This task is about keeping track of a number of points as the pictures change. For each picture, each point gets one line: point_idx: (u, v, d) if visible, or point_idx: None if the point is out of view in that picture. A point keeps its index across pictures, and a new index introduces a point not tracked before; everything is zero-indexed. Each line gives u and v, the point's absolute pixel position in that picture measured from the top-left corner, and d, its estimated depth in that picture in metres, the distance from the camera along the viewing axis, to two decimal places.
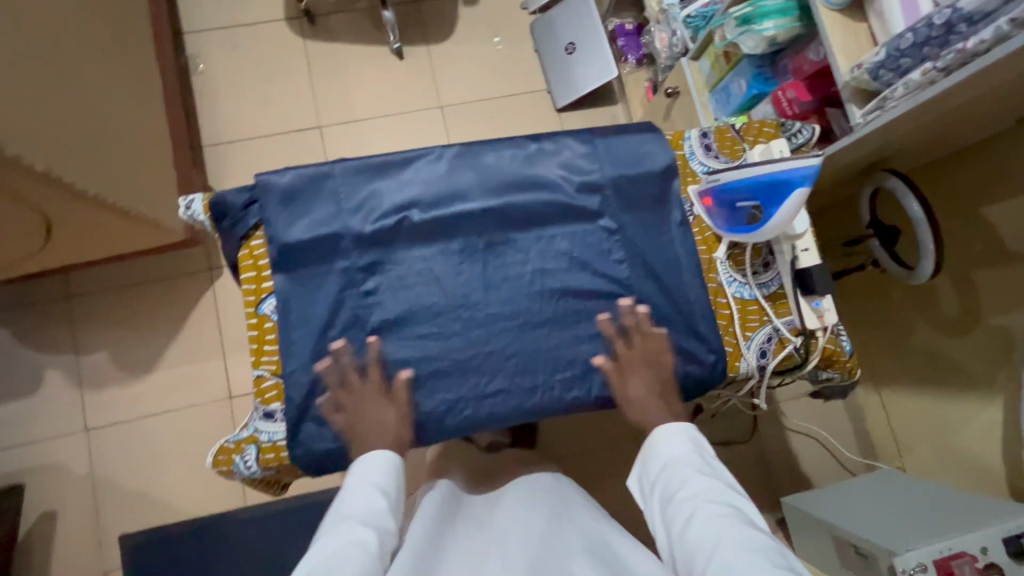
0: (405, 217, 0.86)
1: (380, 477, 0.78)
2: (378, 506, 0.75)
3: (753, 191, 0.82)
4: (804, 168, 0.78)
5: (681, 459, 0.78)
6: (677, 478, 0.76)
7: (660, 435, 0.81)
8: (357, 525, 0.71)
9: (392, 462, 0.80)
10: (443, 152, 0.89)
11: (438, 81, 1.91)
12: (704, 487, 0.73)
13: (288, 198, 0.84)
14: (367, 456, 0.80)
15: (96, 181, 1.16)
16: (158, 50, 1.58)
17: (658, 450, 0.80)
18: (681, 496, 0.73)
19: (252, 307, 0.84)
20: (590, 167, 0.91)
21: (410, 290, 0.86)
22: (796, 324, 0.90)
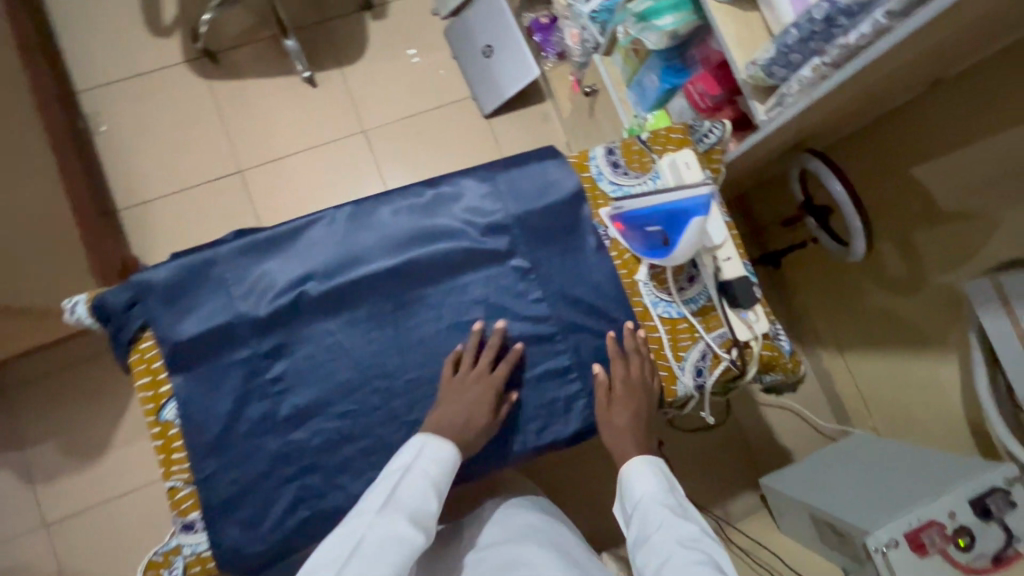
0: (303, 292, 0.81)
1: (438, 468, 0.73)
2: (429, 503, 0.70)
3: (654, 217, 0.79)
4: (698, 197, 0.73)
5: (656, 496, 0.75)
6: (653, 516, 0.73)
7: (631, 468, 0.79)
8: (412, 518, 0.68)
9: (451, 463, 0.74)
10: (335, 215, 0.84)
11: (358, 103, 1.81)
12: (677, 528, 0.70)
13: (172, 294, 0.78)
14: (433, 441, 0.75)
15: None
16: (47, 119, 1.46)
17: (632, 485, 0.78)
18: (656, 536, 0.70)
19: (153, 415, 0.78)
20: (494, 207, 0.86)
21: (322, 369, 0.81)
22: (728, 337, 0.87)
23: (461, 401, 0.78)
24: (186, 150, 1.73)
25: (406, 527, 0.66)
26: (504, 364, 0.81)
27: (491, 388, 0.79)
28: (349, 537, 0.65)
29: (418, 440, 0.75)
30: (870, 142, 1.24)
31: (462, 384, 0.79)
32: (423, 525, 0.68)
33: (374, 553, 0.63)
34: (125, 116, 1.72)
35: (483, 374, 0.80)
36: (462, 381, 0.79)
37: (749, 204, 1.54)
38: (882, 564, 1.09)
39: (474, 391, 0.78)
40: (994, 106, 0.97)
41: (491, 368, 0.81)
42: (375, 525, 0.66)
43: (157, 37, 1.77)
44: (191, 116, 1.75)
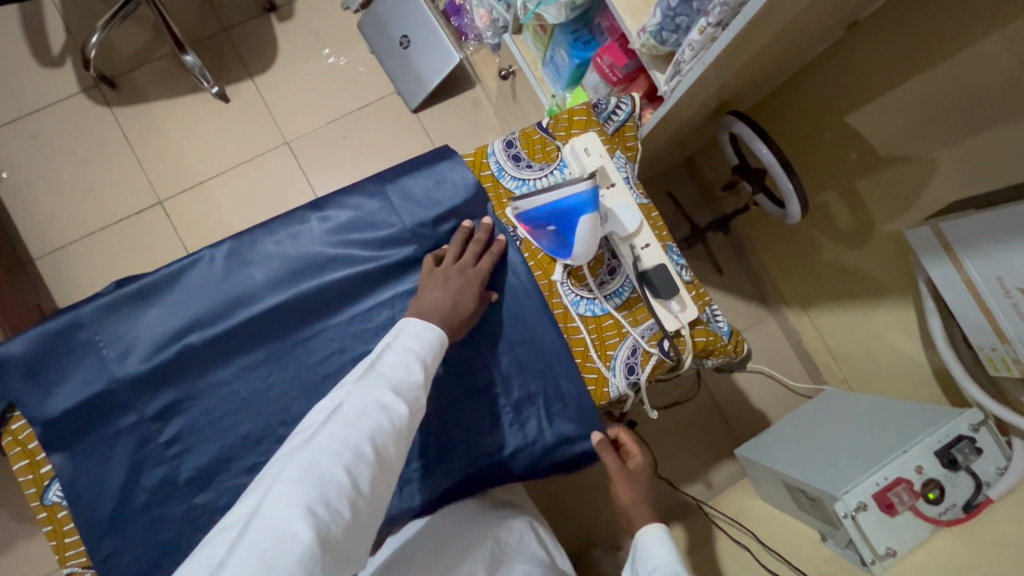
0: (186, 344, 0.74)
1: (421, 344, 0.67)
2: (414, 377, 0.64)
3: (545, 217, 0.73)
4: (578, 194, 0.69)
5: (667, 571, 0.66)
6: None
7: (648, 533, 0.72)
8: (397, 385, 0.62)
9: (437, 341, 0.69)
10: (212, 254, 0.76)
11: (275, 113, 1.70)
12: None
13: (35, 367, 0.71)
14: (416, 321, 0.70)
15: None
16: None
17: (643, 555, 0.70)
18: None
19: (37, 500, 0.72)
20: (387, 221, 0.79)
21: (218, 423, 0.74)
22: (657, 328, 0.81)
23: (444, 287, 0.74)
24: (96, 187, 1.62)
25: (387, 395, 0.60)
26: (488, 257, 0.79)
27: (474, 279, 0.76)
28: (325, 409, 0.60)
29: (401, 321, 0.70)
30: (800, 95, 1.18)
31: (444, 274, 0.75)
32: (408, 395, 0.62)
33: (350, 417, 0.57)
34: (26, 159, 1.61)
35: (465, 267, 0.77)
36: (444, 273, 0.75)
37: (694, 169, 1.47)
38: (852, 529, 1.01)
39: (459, 278, 0.75)
40: (918, 39, 0.90)
41: (475, 262, 0.78)
42: (353, 394, 0.60)
43: (49, 68, 1.64)
44: (98, 149, 1.63)
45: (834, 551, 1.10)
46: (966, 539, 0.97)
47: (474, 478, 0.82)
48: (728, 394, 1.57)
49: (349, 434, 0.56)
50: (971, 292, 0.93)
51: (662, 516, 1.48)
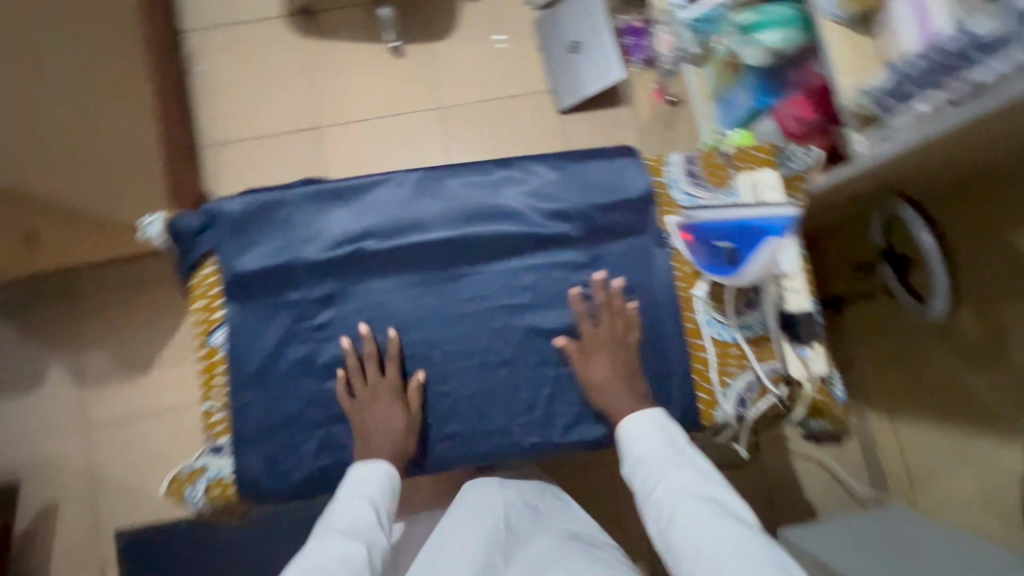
0: (361, 247, 0.82)
1: (393, 493, 0.76)
2: (366, 520, 0.72)
3: (729, 234, 0.76)
4: (774, 219, 0.74)
5: (662, 451, 0.75)
6: (655, 475, 0.73)
7: (628, 426, 0.77)
8: (375, 527, 0.72)
9: (389, 481, 0.76)
10: (404, 178, 0.84)
11: (438, 80, 1.83)
12: (673, 480, 0.71)
13: (241, 227, 0.82)
14: (359, 466, 0.77)
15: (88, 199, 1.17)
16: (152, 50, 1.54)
17: (630, 442, 0.77)
18: (661, 496, 0.71)
19: (202, 338, 0.82)
20: (560, 195, 0.84)
21: (364, 324, 0.82)
22: (780, 371, 0.82)
23: (602, 361, 0.80)
24: (269, 100, 1.80)
25: (341, 542, 0.69)
26: (393, 363, 0.80)
27: (389, 395, 0.78)
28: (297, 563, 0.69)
29: (349, 470, 0.77)
30: None
31: (369, 401, 0.78)
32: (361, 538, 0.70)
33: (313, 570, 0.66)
34: (221, 59, 1.81)
35: (385, 386, 0.78)
36: (369, 396, 0.78)
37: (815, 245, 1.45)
38: None
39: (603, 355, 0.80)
40: None
41: (379, 374, 0.79)
42: (317, 545, 0.69)
43: None
44: (281, 69, 1.81)
45: None
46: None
47: (559, 453, 0.83)
48: (784, 473, 1.53)
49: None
50: None
51: None
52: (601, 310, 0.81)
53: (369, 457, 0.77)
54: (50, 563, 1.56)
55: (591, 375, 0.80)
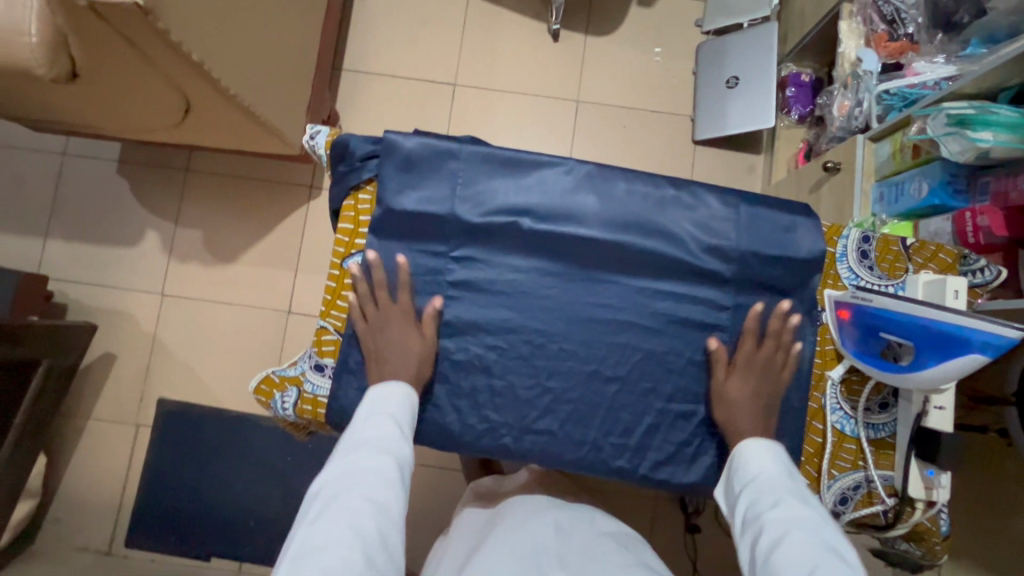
0: (515, 222, 0.80)
1: (410, 410, 0.75)
2: (391, 434, 0.71)
3: (912, 331, 0.69)
4: (993, 335, 0.64)
5: (780, 478, 0.69)
6: (768, 498, 0.67)
7: (748, 447, 0.73)
8: (396, 438, 0.72)
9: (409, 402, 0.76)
10: (575, 167, 0.82)
11: (584, 73, 1.80)
12: (786, 505, 0.65)
13: (408, 164, 0.81)
14: (381, 386, 0.76)
15: (250, 90, 1.21)
16: None
17: (746, 462, 0.72)
18: (768, 518, 0.64)
19: (338, 259, 0.83)
20: (725, 232, 0.81)
21: (494, 297, 0.81)
22: (893, 483, 0.77)
23: (745, 379, 0.77)
24: (420, 44, 1.81)
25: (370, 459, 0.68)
26: (404, 292, 0.79)
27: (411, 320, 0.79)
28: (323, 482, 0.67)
29: (369, 390, 0.76)
30: None
31: (384, 322, 0.79)
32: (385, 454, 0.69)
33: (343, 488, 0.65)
34: None
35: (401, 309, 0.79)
36: (382, 319, 0.79)
37: None
38: None
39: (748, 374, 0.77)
40: None
41: (392, 300, 0.80)
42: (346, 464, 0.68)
43: None
44: (440, 18, 1.82)
45: None
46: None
47: (641, 485, 0.80)
48: None
49: (384, 502, 0.66)
50: None
51: None
52: (769, 336, 0.79)
53: (382, 381, 0.77)
54: (94, 407, 1.66)
55: (730, 370, 0.78)
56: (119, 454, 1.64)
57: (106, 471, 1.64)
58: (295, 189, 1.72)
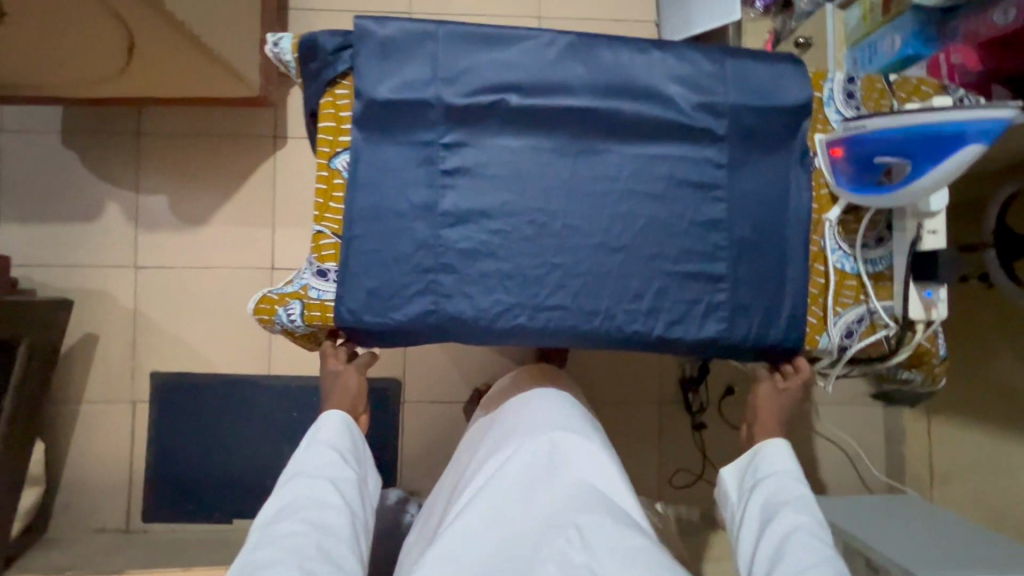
0: (502, 99, 0.78)
1: (348, 434, 0.86)
2: (334, 460, 0.82)
3: (905, 144, 0.72)
4: (982, 121, 0.68)
5: (797, 477, 0.81)
6: (785, 492, 0.79)
7: (770, 445, 0.84)
8: (340, 460, 0.82)
9: (349, 429, 0.86)
10: (556, 38, 0.79)
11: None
12: (793, 498, 0.78)
13: (385, 51, 0.78)
14: (323, 418, 0.86)
15: (197, 19, 1.13)
16: None
17: (765, 460, 0.83)
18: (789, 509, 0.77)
19: (325, 159, 0.80)
20: (713, 87, 0.80)
21: (491, 181, 0.79)
22: (895, 312, 0.81)
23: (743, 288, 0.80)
24: None
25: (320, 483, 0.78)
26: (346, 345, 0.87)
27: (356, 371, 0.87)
28: (280, 501, 0.77)
29: (317, 419, 0.86)
30: None
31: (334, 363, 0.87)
32: (332, 473, 0.80)
33: (298, 506, 0.76)
34: None
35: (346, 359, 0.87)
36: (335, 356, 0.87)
37: None
38: None
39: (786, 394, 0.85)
40: None
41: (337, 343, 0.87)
42: (297, 483, 0.78)
43: None
44: None
45: None
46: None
47: (657, 348, 0.82)
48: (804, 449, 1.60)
49: (326, 515, 0.75)
50: None
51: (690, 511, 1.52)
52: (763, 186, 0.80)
53: (326, 412, 0.88)
54: (84, 388, 1.61)
55: None
56: (120, 434, 1.60)
57: (109, 451, 1.60)
58: (259, 140, 1.63)
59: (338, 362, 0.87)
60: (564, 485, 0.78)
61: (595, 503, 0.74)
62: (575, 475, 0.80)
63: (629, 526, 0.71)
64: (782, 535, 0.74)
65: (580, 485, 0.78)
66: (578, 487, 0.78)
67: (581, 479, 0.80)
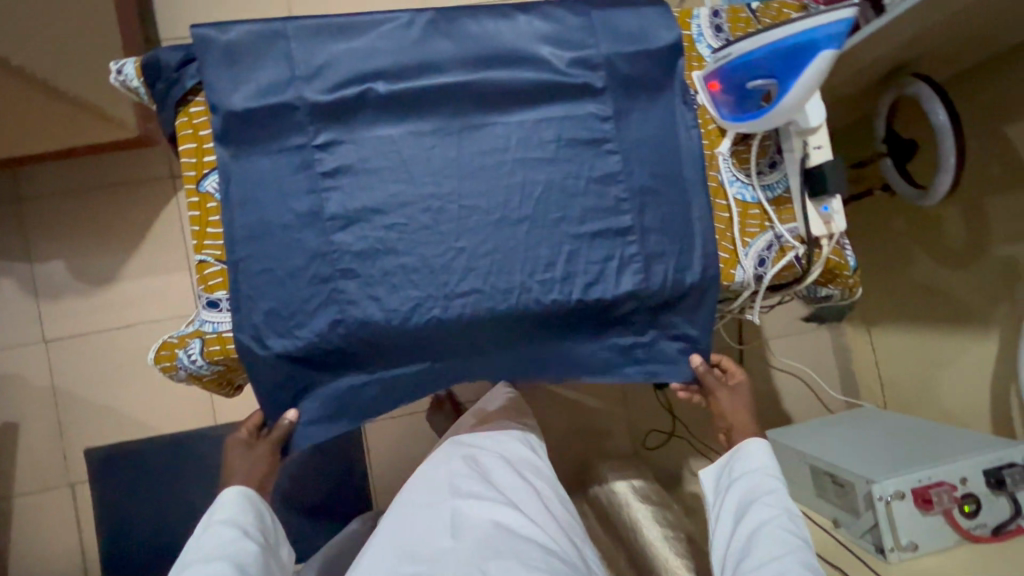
0: (369, 89, 0.74)
1: (251, 507, 0.80)
2: (236, 537, 0.76)
3: (770, 65, 0.72)
4: (831, 24, 0.67)
5: (769, 471, 0.83)
6: (756, 489, 0.82)
7: (747, 443, 0.86)
8: (239, 538, 0.76)
9: (251, 502, 0.80)
10: (414, 17, 0.76)
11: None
12: (766, 492, 0.81)
13: (234, 58, 0.73)
14: (222, 496, 0.79)
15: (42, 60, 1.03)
16: None
17: (743, 457, 0.86)
18: (756, 506, 0.79)
19: (192, 184, 0.76)
20: (584, 41, 0.79)
21: (374, 175, 0.75)
22: (800, 232, 0.82)
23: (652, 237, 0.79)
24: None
25: (219, 565, 0.72)
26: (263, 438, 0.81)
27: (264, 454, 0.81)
28: None
29: (217, 497, 0.80)
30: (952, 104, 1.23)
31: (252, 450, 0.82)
32: (234, 552, 0.74)
33: None
34: None
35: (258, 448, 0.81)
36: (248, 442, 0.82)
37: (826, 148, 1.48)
38: (882, 513, 1.08)
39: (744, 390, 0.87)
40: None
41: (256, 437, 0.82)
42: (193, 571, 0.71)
43: None
44: None
45: (847, 538, 1.18)
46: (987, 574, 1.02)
47: (581, 313, 0.80)
48: (764, 385, 1.64)
49: None
50: None
51: (669, 470, 1.52)
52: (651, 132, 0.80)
53: (226, 491, 0.81)
54: (13, 484, 1.47)
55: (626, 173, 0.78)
56: (63, 523, 1.47)
57: (54, 544, 1.47)
58: (153, 183, 1.52)
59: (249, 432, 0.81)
60: (474, 531, 0.77)
61: (504, 551, 0.75)
62: (485, 516, 0.80)
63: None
64: (751, 532, 0.77)
65: (491, 528, 0.78)
66: (487, 532, 0.77)
67: (489, 519, 0.79)
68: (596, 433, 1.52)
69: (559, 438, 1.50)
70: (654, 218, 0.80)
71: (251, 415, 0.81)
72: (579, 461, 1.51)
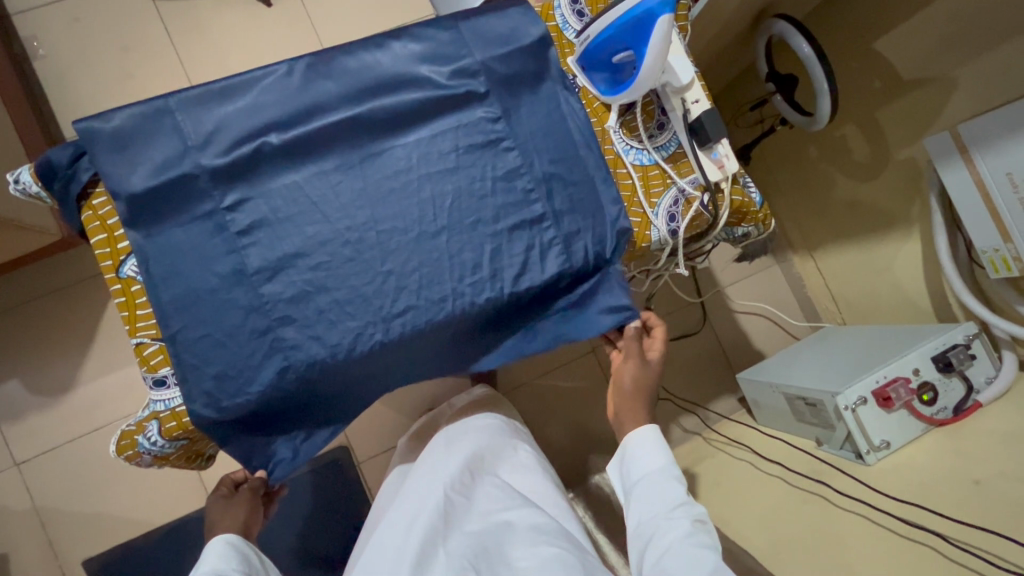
0: (263, 143, 0.77)
1: (236, 556, 0.80)
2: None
3: (623, 38, 0.79)
4: None
5: (662, 470, 0.83)
6: (654, 494, 0.81)
7: (641, 440, 0.86)
8: None
9: (233, 553, 0.80)
10: (293, 66, 0.79)
11: (309, 6, 1.54)
12: (665, 500, 0.80)
13: (125, 142, 0.75)
14: (211, 545, 0.81)
15: None
16: None
17: (634, 461, 0.86)
18: (659, 518, 0.78)
19: (112, 273, 0.77)
20: (458, 53, 0.83)
21: (287, 221, 0.77)
22: (700, 182, 0.88)
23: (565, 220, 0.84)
24: None
25: None
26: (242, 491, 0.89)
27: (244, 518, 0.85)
28: None
29: (207, 547, 0.81)
30: (825, 34, 1.31)
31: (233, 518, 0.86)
32: None
33: None
34: None
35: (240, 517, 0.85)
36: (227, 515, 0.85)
37: (732, 94, 1.55)
38: (852, 421, 1.13)
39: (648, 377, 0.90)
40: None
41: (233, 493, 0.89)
42: None
43: None
44: None
45: (830, 454, 1.23)
46: (954, 452, 1.09)
47: (518, 303, 0.83)
48: (730, 330, 1.71)
49: None
50: (981, 187, 1.03)
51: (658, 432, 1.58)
52: (542, 125, 0.85)
53: (212, 539, 0.83)
54: None
55: None
56: None
57: None
58: (93, 281, 1.50)
59: (225, 491, 0.89)
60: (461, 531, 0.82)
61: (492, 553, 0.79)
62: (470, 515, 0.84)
63: (528, 556, 0.76)
64: (661, 552, 0.73)
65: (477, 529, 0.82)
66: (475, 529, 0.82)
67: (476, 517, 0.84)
68: (584, 415, 1.56)
69: (550, 428, 1.54)
70: (563, 200, 0.84)
71: (221, 480, 0.90)
72: (573, 446, 1.54)
